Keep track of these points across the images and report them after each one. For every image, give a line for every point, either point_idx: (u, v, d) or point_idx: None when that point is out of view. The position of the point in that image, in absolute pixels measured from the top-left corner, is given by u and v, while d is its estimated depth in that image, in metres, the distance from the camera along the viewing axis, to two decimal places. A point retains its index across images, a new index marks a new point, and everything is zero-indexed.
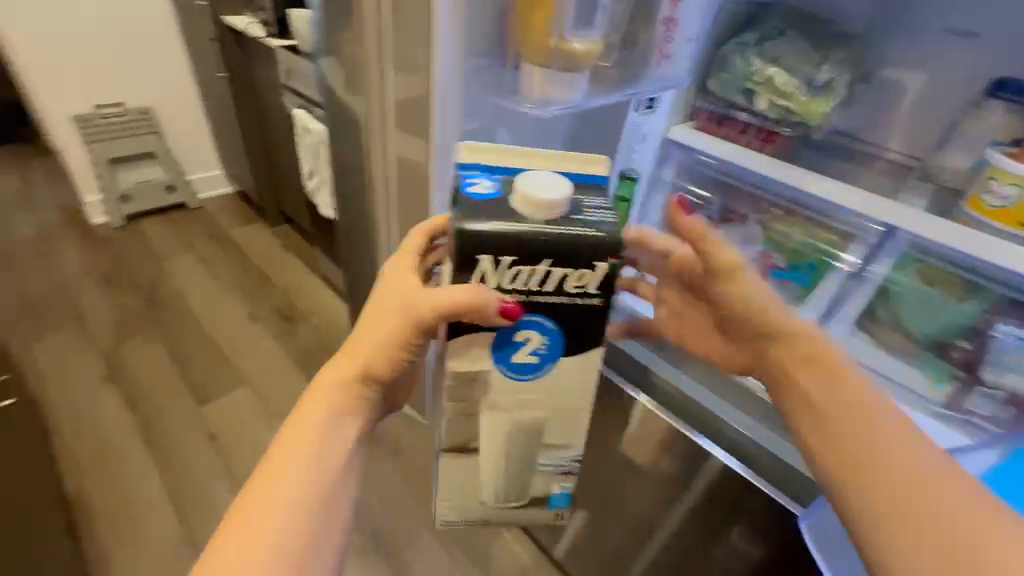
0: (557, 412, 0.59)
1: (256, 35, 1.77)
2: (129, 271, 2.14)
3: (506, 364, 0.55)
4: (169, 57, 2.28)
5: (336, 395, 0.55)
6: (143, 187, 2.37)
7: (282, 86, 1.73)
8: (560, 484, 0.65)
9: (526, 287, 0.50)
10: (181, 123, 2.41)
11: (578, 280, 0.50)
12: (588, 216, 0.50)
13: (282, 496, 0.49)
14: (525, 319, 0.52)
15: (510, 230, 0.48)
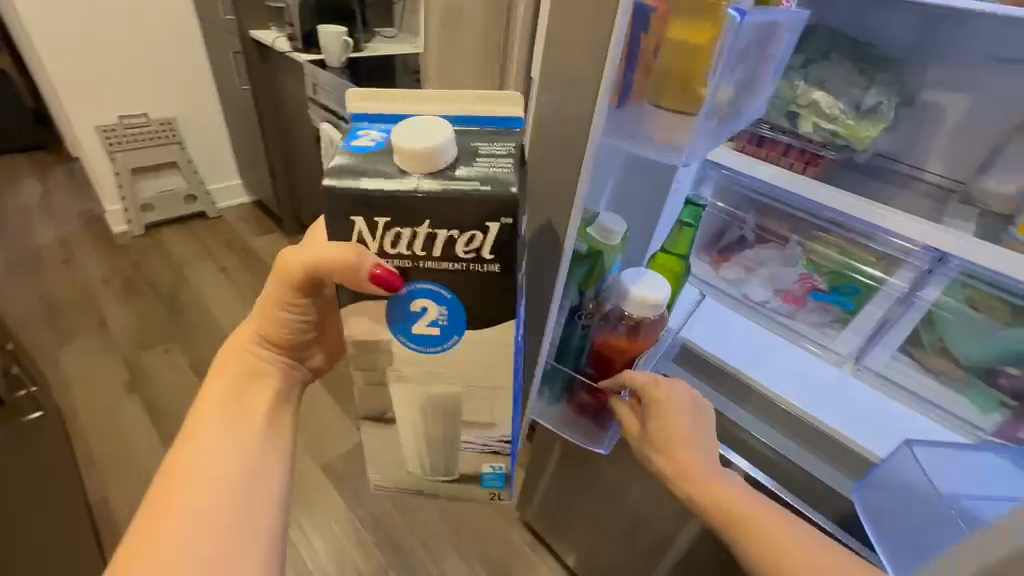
0: (472, 386, 0.52)
1: (282, 49, 1.79)
2: (149, 278, 2.15)
3: (405, 334, 0.49)
4: (192, 69, 2.30)
5: (240, 363, 0.62)
6: (164, 197, 2.40)
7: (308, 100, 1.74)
8: (490, 464, 0.60)
9: (412, 251, 0.45)
10: (202, 132, 2.44)
11: (470, 244, 0.44)
12: (477, 167, 0.43)
13: (209, 445, 0.55)
14: (415, 284, 0.46)
15: (380, 190, 0.42)
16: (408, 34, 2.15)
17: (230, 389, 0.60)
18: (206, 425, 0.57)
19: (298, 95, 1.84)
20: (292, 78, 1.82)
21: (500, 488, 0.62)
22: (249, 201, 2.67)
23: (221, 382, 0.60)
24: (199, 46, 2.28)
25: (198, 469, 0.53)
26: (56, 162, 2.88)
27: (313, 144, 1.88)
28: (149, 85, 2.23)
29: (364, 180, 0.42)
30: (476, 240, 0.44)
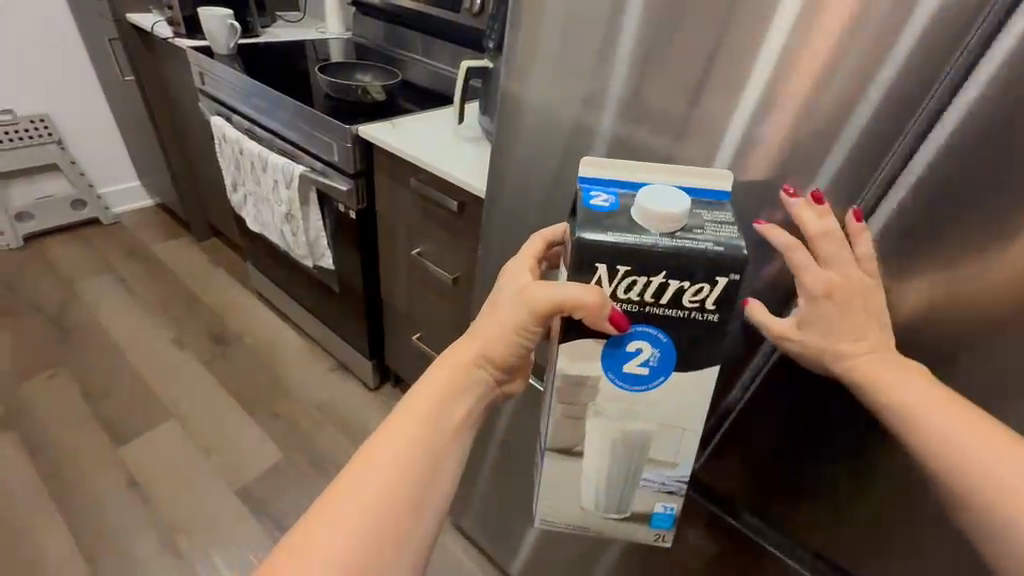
0: (664, 424, 0.55)
1: (163, 35, 1.60)
2: (29, 297, 1.91)
3: (616, 372, 0.53)
4: (66, 59, 2.04)
5: (455, 370, 0.52)
6: (46, 203, 2.13)
7: (197, 91, 1.56)
8: (662, 502, 0.60)
9: (640, 297, 0.49)
10: (86, 130, 2.18)
11: (695, 294, 0.49)
12: (705, 229, 0.49)
13: (397, 458, 0.46)
14: (636, 328, 0.51)
15: (637, 247, 0.47)
16: (314, 20, 2.00)
17: (440, 399, 0.50)
18: (409, 424, 0.48)
19: (189, 87, 1.67)
20: (181, 67, 1.65)
21: (661, 522, 0.61)
22: (154, 205, 2.44)
23: (441, 385, 0.51)
24: (71, 31, 2.02)
25: (383, 472, 0.45)
26: None
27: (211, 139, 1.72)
28: (12, 76, 1.96)
29: (613, 235, 0.48)
30: (701, 291, 0.49)
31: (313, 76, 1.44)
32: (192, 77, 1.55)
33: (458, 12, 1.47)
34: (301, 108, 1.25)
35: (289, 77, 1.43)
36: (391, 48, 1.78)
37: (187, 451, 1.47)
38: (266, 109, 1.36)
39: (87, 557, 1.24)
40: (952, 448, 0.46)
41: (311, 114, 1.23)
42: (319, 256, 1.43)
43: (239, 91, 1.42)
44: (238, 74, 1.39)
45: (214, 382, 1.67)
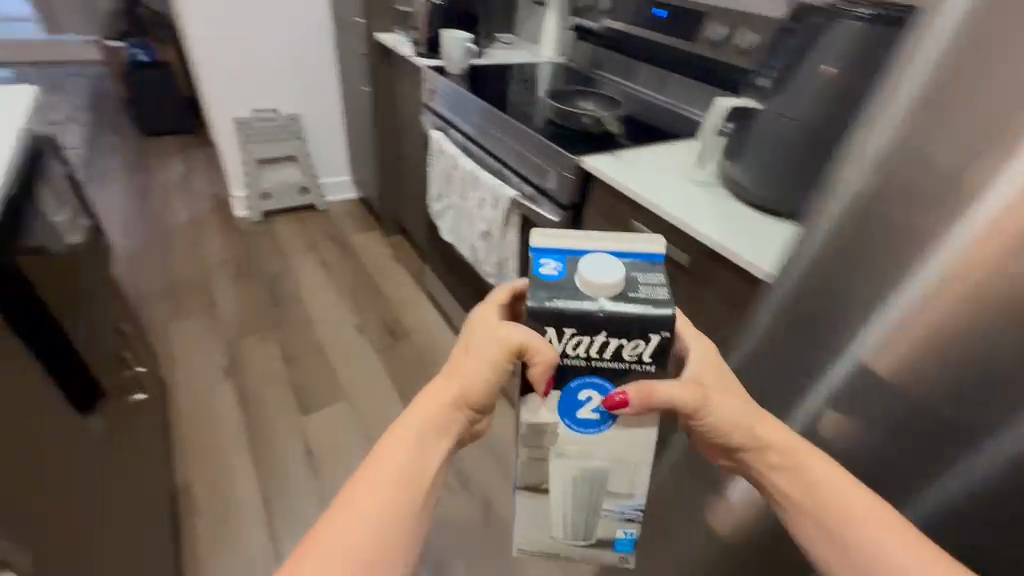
0: (617, 461, 0.53)
1: (405, 54, 1.74)
2: (258, 265, 2.26)
3: (569, 419, 0.51)
4: (320, 70, 2.39)
5: (434, 416, 0.51)
6: (282, 188, 2.52)
7: (422, 107, 1.69)
8: (622, 528, 0.57)
9: (586, 353, 0.48)
10: (321, 129, 2.53)
11: (633, 349, 0.48)
12: (644, 292, 0.48)
13: (375, 505, 0.47)
14: (580, 379, 0.50)
15: (572, 312, 0.47)
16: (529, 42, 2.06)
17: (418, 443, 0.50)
18: (396, 455, 0.49)
19: (415, 100, 1.81)
20: (412, 82, 1.80)
21: (623, 548, 0.58)
22: (355, 199, 2.76)
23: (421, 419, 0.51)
24: (328, 46, 2.35)
25: (370, 497, 0.47)
26: (198, 147, 3.19)
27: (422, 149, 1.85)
28: (282, 81, 2.34)
29: (554, 298, 0.47)
30: (638, 347, 0.48)
31: (537, 100, 1.43)
32: (421, 93, 1.67)
33: (691, 42, 1.44)
34: (525, 132, 1.24)
35: (511, 99, 1.44)
36: (592, 71, 1.76)
37: (353, 434, 1.58)
38: (488, 128, 1.39)
39: (267, 512, 1.38)
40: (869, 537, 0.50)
41: (534, 139, 1.22)
42: (503, 278, 1.42)
43: (463, 110, 1.49)
44: (467, 93, 1.45)
45: (383, 372, 1.79)
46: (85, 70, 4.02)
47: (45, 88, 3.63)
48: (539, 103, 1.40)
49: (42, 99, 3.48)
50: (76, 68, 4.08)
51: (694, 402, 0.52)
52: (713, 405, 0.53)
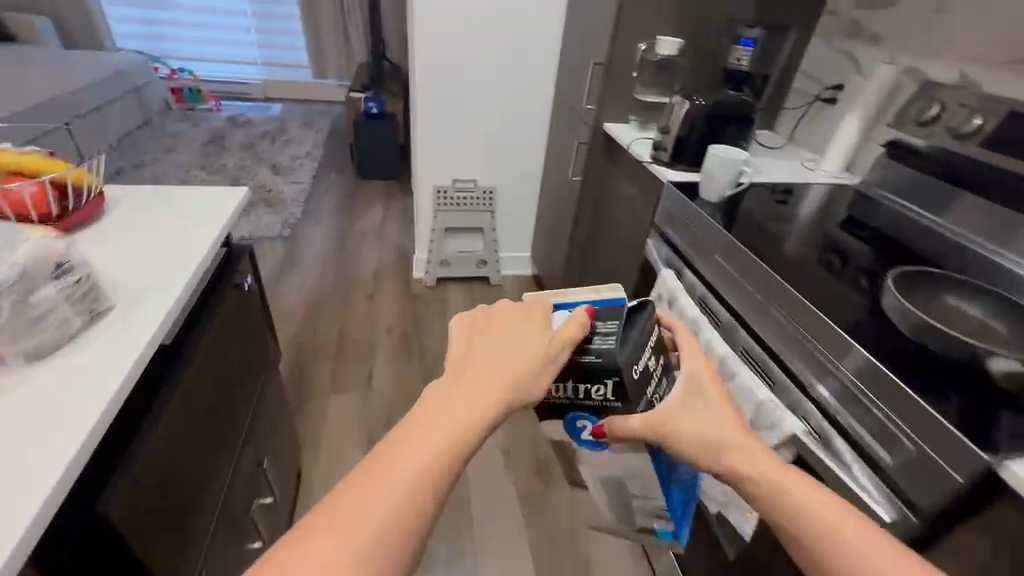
0: (631, 470, 0.74)
1: (641, 156, 1.40)
2: (421, 338, 2.13)
3: (578, 441, 0.67)
4: (529, 145, 2.22)
5: (480, 390, 0.43)
6: (463, 258, 2.41)
7: (652, 225, 1.33)
8: (657, 520, 0.76)
9: (567, 393, 0.62)
10: (514, 203, 2.36)
11: (599, 390, 0.60)
12: (596, 342, 0.60)
13: (395, 480, 0.38)
14: (572, 414, 0.65)
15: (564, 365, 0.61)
16: (796, 147, 1.58)
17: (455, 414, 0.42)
18: (439, 422, 0.41)
19: (637, 208, 1.47)
20: (639, 187, 1.46)
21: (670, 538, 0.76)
22: (530, 276, 2.55)
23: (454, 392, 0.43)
24: (544, 123, 2.17)
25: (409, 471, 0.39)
26: (397, 194, 3.34)
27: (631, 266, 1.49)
28: (488, 153, 2.22)
29: None
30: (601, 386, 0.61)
31: (845, 266, 0.97)
32: (655, 211, 1.31)
33: None
34: (802, 305, 0.84)
35: (788, 248, 1.02)
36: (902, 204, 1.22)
37: None
38: (738, 283, 1.01)
39: None
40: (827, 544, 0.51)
41: (818, 320, 0.81)
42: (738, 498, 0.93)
43: (701, 245, 1.12)
44: (720, 226, 1.06)
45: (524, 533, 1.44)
46: (331, 113, 4.64)
47: (300, 125, 4.25)
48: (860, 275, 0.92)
49: (293, 135, 4.04)
50: (325, 109, 4.75)
51: (661, 434, 0.58)
52: (672, 434, 0.57)
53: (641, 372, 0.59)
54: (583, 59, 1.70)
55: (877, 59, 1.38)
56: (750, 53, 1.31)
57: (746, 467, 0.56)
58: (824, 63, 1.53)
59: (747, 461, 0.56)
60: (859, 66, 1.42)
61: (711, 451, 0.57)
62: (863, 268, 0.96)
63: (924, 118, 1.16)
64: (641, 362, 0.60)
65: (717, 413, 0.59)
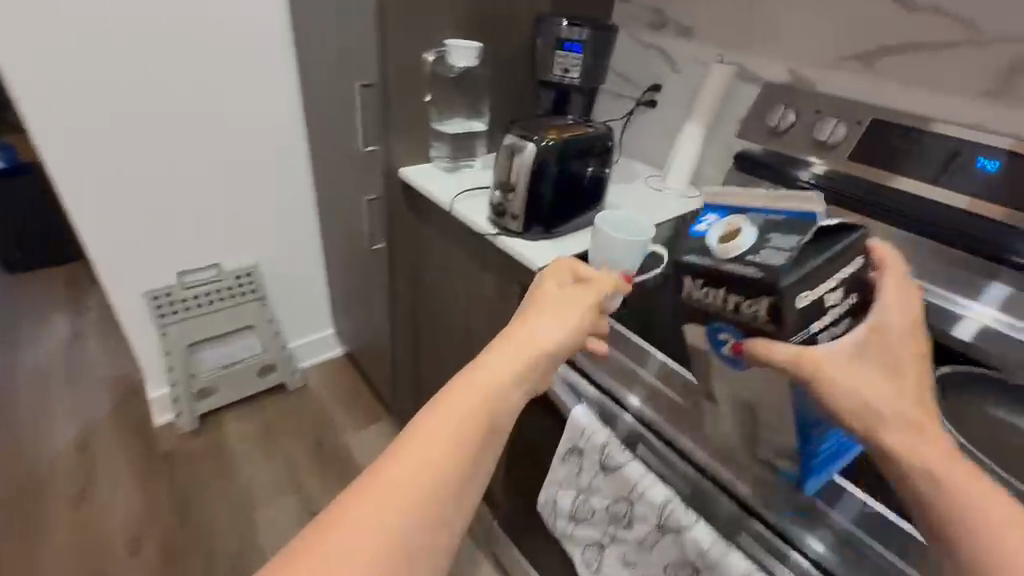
0: (766, 399, 0.57)
1: (477, 224, 0.95)
2: (200, 535, 1.36)
3: (718, 354, 0.58)
4: (286, 197, 1.54)
5: (488, 398, 0.43)
6: (233, 374, 1.64)
7: None
8: (782, 461, 0.60)
9: (718, 305, 0.54)
10: (290, 276, 1.68)
11: (751, 306, 0.51)
12: (763, 255, 0.52)
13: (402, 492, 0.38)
14: (714, 324, 0.56)
15: (703, 270, 0.55)
16: (627, 160, 1.35)
17: (463, 423, 0.41)
18: (445, 424, 0.41)
19: (486, 290, 1.05)
20: (481, 261, 1.02)
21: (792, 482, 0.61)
22: (341, 356, 1.93)
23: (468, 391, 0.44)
24: (300, 163, 1.52)
25: (395, 486, 0.38)
26: (90, 283, 2.19)
27: None
28: (225, 222, 1.47)
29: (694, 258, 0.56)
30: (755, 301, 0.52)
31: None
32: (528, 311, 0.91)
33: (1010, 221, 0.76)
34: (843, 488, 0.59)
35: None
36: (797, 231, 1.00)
37: None
38: (685, 416, 0.70)
39: None
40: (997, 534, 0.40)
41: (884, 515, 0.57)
42: None
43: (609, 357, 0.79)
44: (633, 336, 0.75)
45: None
46: None
47: None
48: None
49: None
50: None
51: (808, 371, 0.49)
52: (820, 375, 0.48)
53: (812, 299, 0.51)
54: (339, 78, 1.13)
55: (692, 55, 1.17)
56: (580, 59, 0.99)
57: (905, 435, 0.45)
58: (633, 60, 1.29)
59: (914, 426, 0.45)
60: (673, 62, 1.21)
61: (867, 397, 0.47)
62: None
63: (774, 124, 0.99)
64: (813, 293, 0.51)
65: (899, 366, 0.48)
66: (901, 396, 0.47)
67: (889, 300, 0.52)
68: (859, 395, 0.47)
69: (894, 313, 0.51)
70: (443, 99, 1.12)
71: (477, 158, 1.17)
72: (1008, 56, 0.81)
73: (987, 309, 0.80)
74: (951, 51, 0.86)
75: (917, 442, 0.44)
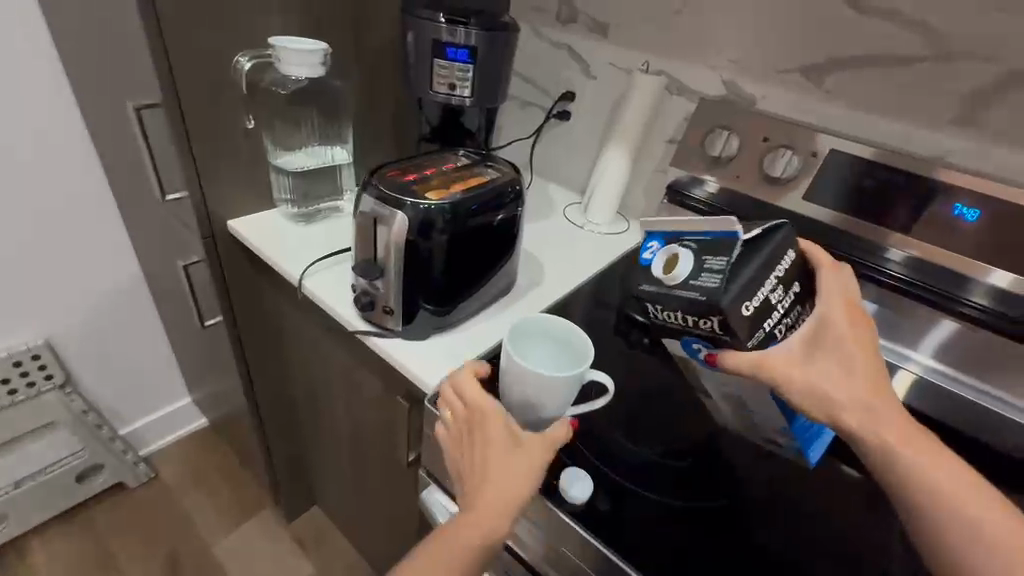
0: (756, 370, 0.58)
1: (342, 316, 0.67)
2: None
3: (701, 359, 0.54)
4: (81, 247, 1.12)
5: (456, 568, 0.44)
6: (31, 490, 1.21)
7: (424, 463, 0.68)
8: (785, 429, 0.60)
9: (683, 326, 0.49)
10: (112, 345, 1.26)
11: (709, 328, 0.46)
12: (701, 280, 0.46)
13: None
14: (690, 339, 0.51)
15: (653, 295, 0.50)
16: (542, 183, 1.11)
17: None
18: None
19: (365, 387, 0.77)
20: (352, 351, 0.74)
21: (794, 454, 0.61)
22: (208, 426, 1.53)
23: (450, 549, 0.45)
24: (96, 198, 1.09)
25: None
26: None
27: (394, 474, 0.82)
28: None
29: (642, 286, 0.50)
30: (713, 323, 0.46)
31: (757, 476, 0.58)
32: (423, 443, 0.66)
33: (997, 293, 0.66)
34: None
35: (673, 487, 0.55)
36: None
37: None
38: None
39: None
40: (964, 518, 0.41)
41: None
42: None
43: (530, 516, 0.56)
44: (561, 510, 0.52)
45: None
46: None
47: None
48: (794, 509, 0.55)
49: None
50: None
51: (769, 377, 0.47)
52: (781, 379, 0.47)
53: (756, 306, 0.45)
54: (119, 94, 0.76)
55: (608, 58, 0.95)
56: (468, 71, 0.73)
57: (864, 419, 0.45)
58: (539, 61, 1.04)
59: (873, 410, 0.45)
60: (586, 66, 0.98)
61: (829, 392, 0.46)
62: (781, 477, 0.58)
63: (715, 152, 0.81)
64: (758, 302, 0.45)
65: (855, 357, 0.46)
66: (854, 376, 0.46)
67: (829, 290, 0.49)
68: (816, 385, 0.46)
69: (837, 302, 0.48)
70: (278, 122, 0.79)
71: (344, 197, 0.87)
72: (977, 79, 0.65)
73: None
74: (910, 69, 0.69)
75: (875, 420, 0.45)
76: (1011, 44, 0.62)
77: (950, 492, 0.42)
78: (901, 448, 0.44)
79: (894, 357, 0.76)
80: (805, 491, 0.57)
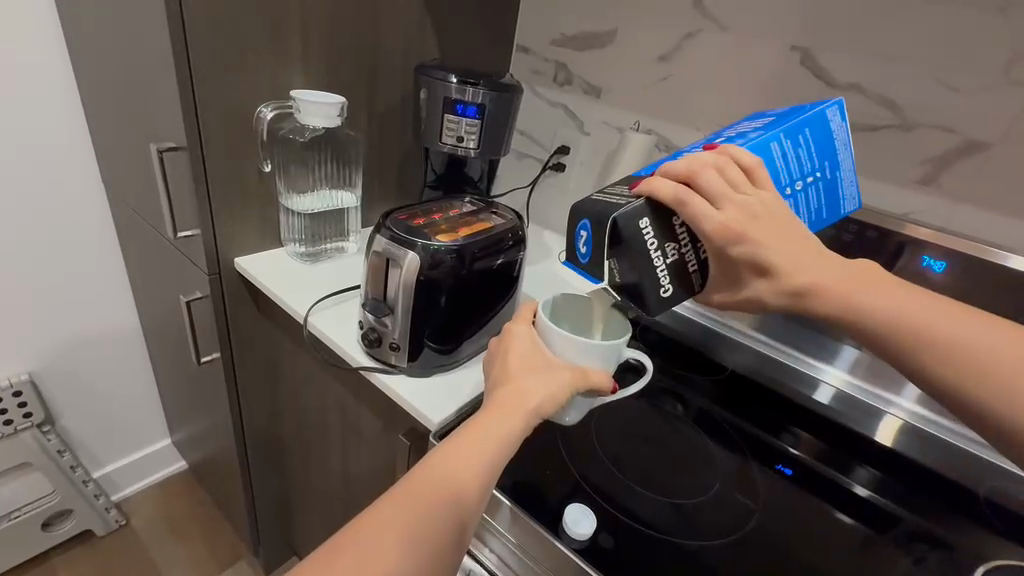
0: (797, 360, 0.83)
1: (346, 350, 0.69)
2: None
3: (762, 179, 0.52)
4: (78, 281, 1.12)
5: (467, 458, 0.42)
6: None
7: None
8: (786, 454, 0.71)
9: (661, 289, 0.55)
10: (97, 381, 1.23)
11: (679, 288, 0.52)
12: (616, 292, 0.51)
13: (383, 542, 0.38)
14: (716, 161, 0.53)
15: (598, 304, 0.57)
16: (536, 229, 1.16)
17: (444, 482, 0.41)
18: (425, 487, 0.41)
19: (363, 426, 0.77)
20: (353, 389, 0.75)
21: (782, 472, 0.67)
22: (185, 471, 1.47)
23: (464, 444, 0.43)
24: (99, 233, 1.11)
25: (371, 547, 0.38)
26: None
27: None
28: None
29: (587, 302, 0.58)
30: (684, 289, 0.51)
31: (753, 519, 0.59)
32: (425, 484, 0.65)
33: None
34: None
35: (674, 529, 0.55)
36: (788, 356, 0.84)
37: None
38: None
39: None
40: (991, 360, 0.41)
41: None
42: None
43: (533, 560, 0.56)
44: (568, 551, 0.51)
45: None
46: None
47: None
48: (795, 555, 0.56)
49: None
50: None
51: (737, 301, 0.49)
52: (745, 300, 0.49)
53: (671, 283, 0.49)
54: (140, 135, 0.80)
55: (602, 117, 1.02)
56: (475, 126, 0.78)
57: (852, 293, 0.45)
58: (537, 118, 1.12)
59: (857, 286, 0.46)
60: (581, 124, 1.06)
61: (769, 299, 0.47)
62: (779, 522, 0.59)
63: None
64: (667, 280, 0.48)
65: (804, 244, 0.47)
66: (824, 260, 0.47)
67: (702, 218, 0.45)
68: (780, 283, 0.46)
69: (722, 229, 0.45)
70: (291, 166, 0.83)
71: (349, 239, 0.91)
72: (938, 147, 0.72)
73: (843, 372, 0.80)
74: (877, 135, 0.76)
75: (859, 292, 0.45)
76: (964, 118, 0.70)
77: (972, 339, 0.42)
78: (903, 315, 0.44)
79: (878, 402, 0.78)
80: (806, 538, 0.58)
